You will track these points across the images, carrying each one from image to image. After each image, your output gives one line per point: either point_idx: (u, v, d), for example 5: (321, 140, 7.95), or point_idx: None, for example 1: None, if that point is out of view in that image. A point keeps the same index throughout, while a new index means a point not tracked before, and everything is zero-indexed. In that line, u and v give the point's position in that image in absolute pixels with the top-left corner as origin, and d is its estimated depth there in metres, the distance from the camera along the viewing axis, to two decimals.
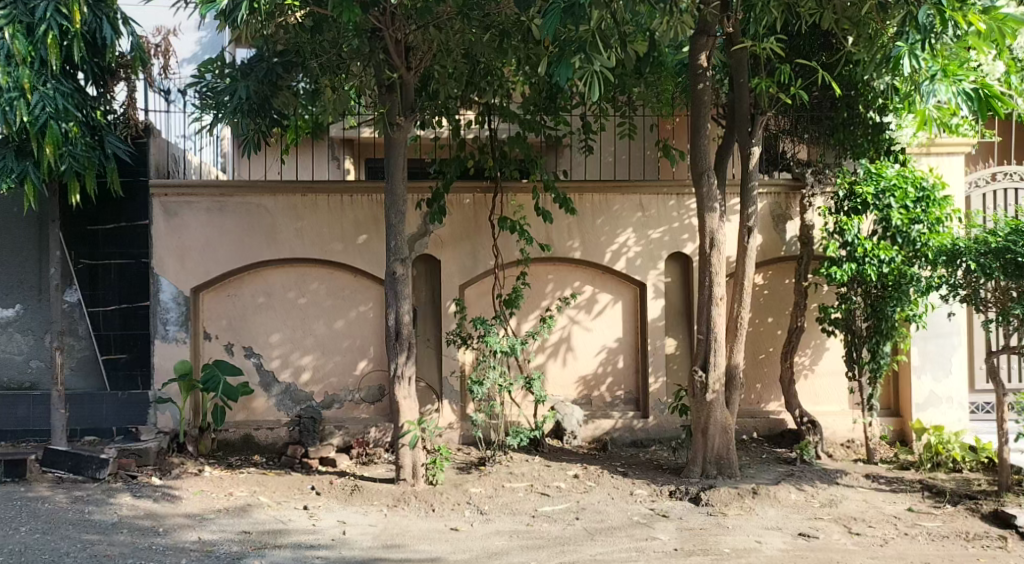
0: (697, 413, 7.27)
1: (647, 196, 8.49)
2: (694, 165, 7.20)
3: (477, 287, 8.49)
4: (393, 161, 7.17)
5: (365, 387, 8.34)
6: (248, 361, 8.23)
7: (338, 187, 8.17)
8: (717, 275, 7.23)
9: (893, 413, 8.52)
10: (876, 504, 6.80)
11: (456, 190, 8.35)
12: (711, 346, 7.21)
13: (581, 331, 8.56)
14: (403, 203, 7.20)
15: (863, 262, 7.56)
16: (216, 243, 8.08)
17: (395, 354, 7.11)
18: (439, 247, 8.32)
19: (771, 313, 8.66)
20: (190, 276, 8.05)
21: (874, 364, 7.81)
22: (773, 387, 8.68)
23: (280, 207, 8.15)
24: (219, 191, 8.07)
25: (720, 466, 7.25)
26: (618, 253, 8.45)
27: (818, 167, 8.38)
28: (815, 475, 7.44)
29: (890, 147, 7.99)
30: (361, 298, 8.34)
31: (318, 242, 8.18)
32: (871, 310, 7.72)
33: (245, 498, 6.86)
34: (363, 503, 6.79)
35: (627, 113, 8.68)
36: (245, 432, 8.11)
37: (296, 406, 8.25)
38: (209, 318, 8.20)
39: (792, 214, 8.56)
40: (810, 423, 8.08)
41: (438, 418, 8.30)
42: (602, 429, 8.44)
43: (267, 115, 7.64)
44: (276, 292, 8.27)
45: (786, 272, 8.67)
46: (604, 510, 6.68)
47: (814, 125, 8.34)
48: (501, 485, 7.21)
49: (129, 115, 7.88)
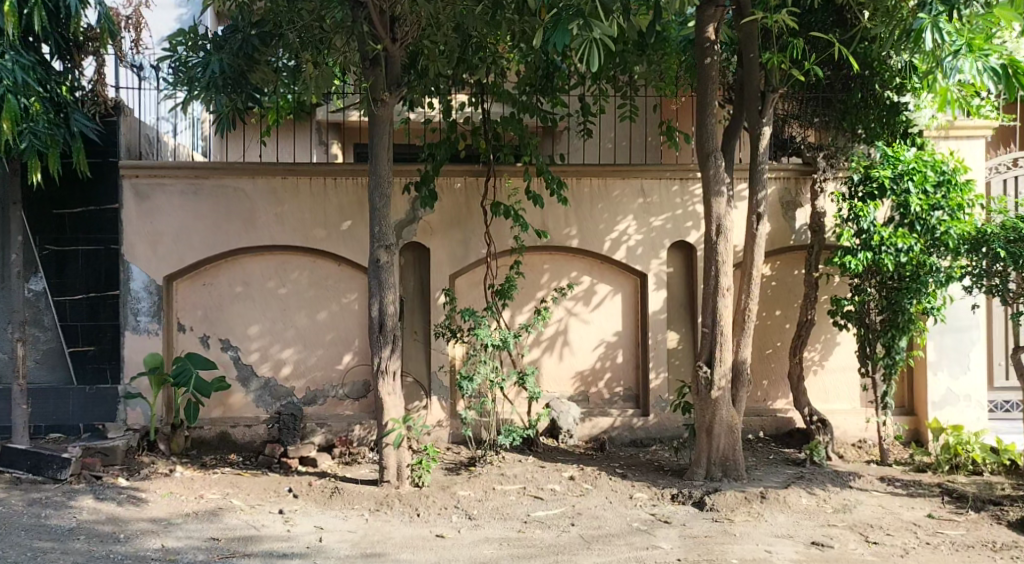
0: (701, 411, 6.82)
1: (649, 181, 8.02)
2: (700, 146, 6.75)
3: (468, 277, 8.03)
4: (377, 140, 6.68)
5: (350, 381, 7.87)
6: (224, 354, 7.76)
7: (321, 169, 7.70)
8: (724, 264, 6.76)
9: (907, 412, 8.07)
10: (893, 509, 6.34)
11: (445, 174, 7.87)
12: (717, 340, 6.75)
13: (578, 323, 8.09)
14: (387, 184, 6.71)
15: (879, 252, 7.09)
16: (191, 229, 7.60)
17: (379, 347, 6.63)
18: (428, 235, 7.85)
19: (779, 305, 8.19)
20: (163, 264, 7.56)
21: (889, 360, 7.36)
22: (781, 384, 8.21)
23: (259, 191, 7.68)
24: (194, 172, 7.58)
25: (726, 468, 6.79)
26: (617, 242, 7.98)
27: (831, 151, 7.90)
28: (826, 477, 6.98)
29: (907, 129, 7.59)
30: (345, 288, 7.87)
31: (299, 229, 7.71)
32: (887, 303, 7.24)
33: (217, 501, 6.39)
34: (342, 507, 6.33)
35: (628, 94, 8.22)
36: (221, 429, 7.65)
37: (275, 402, 7.78)
38: (183, 308, 7.73)
39: (802, 201, 8.10)
40: (819, 423, 7.65)
41: (427, 415, 7.84)
42: (599, 428, 7.99)
43: (244, 91, 7.13)
44: (255, 281, 7.80)
45: (796, 262, 8.21)
46: (601, 515, 6.22)
47: (825, 107, 7.86)
48: (492, 487, 6.75)
49: (97, 90, 7.35)
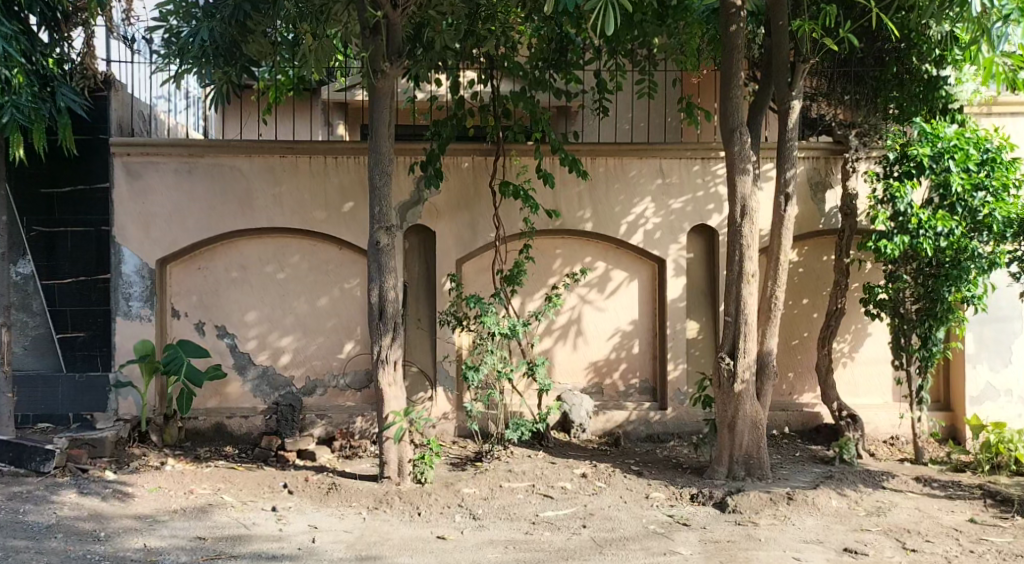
0: (722, 406, 6.37)
1: (668, 160, 7.55)
2: (724, 122, 6.29)
3: (476, 262, 7.63)
4: (377, 115, 6.26)
5: (352, 371, 7.50)
6: (220, 341, 7.39)
7: (321, 148, 7.30)
8: (748, 249, 6.29)
9: (943, 407, 7.58)
10: (931, 513, 5.88)
11: (452, 153, 7.45)
12: (740, 329, 6.29)
13: (592, 311, 7.66)
14: (388, 162, 6.30)
15: (917, 235, 6.60)
16: (185, 210, 7.24)
17: (380, 334, 6.24)
18: (434, 217, 7.44)
19: (806, 293, 7.71)
20: (156, 247, 7.21)
21: (925, 352, 6.88)
22: (807, 377, 7.75)
23: (256, 170, 7.30)
24: (188, 150, 7.20)
25: (750, 467, 6.35)
26: (634, 225, 7.53)
27: (863, 128, 7.44)
28: (857, 478, 6.52)
29: (947, 106, 7.12)
30: (346, 273, 7.48)
31: (297, 210, 7.32)
32: (924, 292, 6.78)
33: (207, 497, 6.00)
34: (339, 504, 5.94)
35: (647, 69, 7.83)
36: (216, 420, 7.28)
37: (274, 392, 7.41)
38: (177, 293, 7.38)
39: (832, 181, 7.62)
40: (849, 419, 7.26)
41: (432, 407, 7.44)
42: (614, 422, 7.56)
43: (237, 63, 6.76)
44: (252, 265, 7.42)
45: (825, 247, 7.73)
46: (615, 516, 5.80)
47: (853, 84, 7.40)
48: (499, 485, 6.34)
49: (87, 63, 6.97)
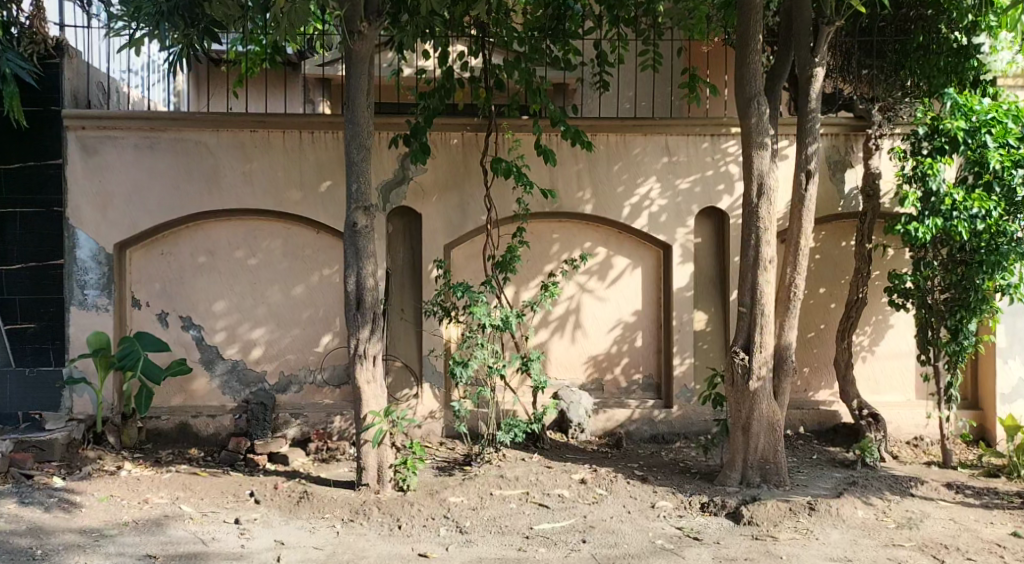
0: (736, 405, 5.77)
1: (674, 137, 6.94)
2: (740, 92, 5.68)
3: (466, 248, 7.02)
4: (355, 81, 5.61)
5: (330, 366, 6.87)
6: (186, 334, 6.77)
7: (296, 121, 6.66)
8: (767, 232, 5.67)
9: (972, 406, 6.99)
10: (968, 525, 5.31)
11: (440, 128, 6.82)
12: (756, 321, 5.69)
13: (592, 301, 7.05)
14: (367, 135, 5.67)
15: (950, 217, 6.02)
16: (146, 189, 6.60)
17: (357, 326, 5.62)
18: (420, 199, 6.81)
19: (824, 282, 7.11)
20: (114, 230, 6.58)
21: (955, 346, 6.28)
22: (824, 372, 7.15)
23: (224, 145, 6.66)
24: (149, 123, 6.56)
25: (765, 472, 5.76)
26: (638, 207, 6.91)
27: (887, 102, 6.85)
28: (883, 484, 5.94)
29: (978, 77, 6.52)
30: (324, 260, 6.86)
31: (270, 190, 6.68)
32: (954, 281, 6.19)
33: (164, 508, 5.39)
34: (311, 515, 5.33)
35: (652, 40, 7.11)
36: (180, 420, 6.66)
37: (245, 389, 6.79)
38: (139, 280, 6.75)
39: (853, 160, 6.99)
40: (871, 418, 6.64)
41: (417, 406, 6.83)
42: (615, 421, 6.96)
43: (199, 24, 6.03)
44: (221, 250, 6.80)
45: (845, 232, 7.13)
46: (619, 529, 5.20)
47: (872, 56, 6.92)
48: (488, 492, 5.73)
49: (36, 26, 6.29)
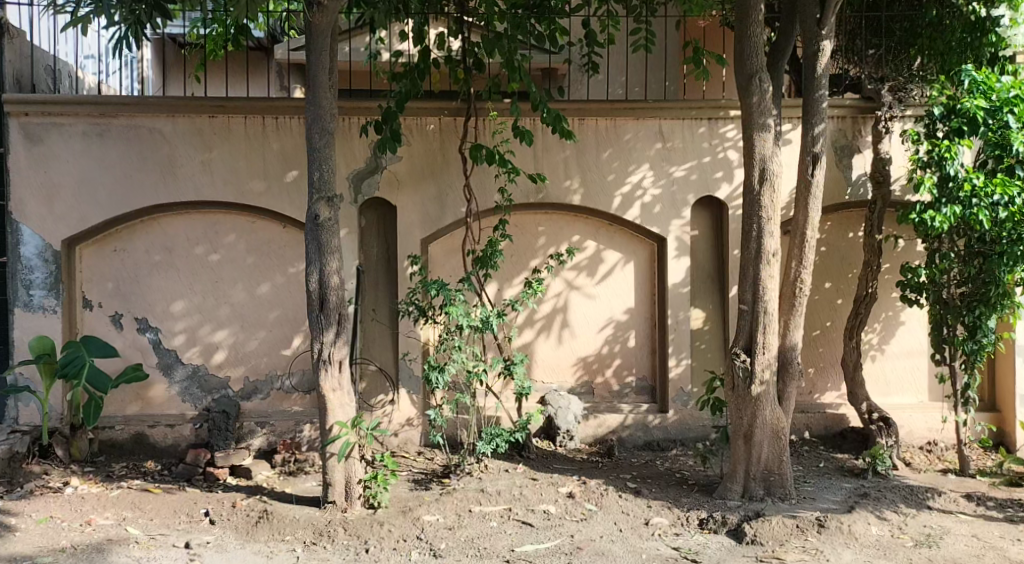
0: (737, 411, 5.28)
1: (669, 122, 6.43)
2: (739, 69, 5.18)
3: (444, 242, 6.51)
4: (316, 59, 5.08)
5: (298, 371, 6.36)
6: (141, 337, 6.26)
7: (258, 106, 6.14)
8: (769, 223, 5.18)
9: (989, 408, 6.51)
10: (994, 543, 4.82)
11: (415, 112, 6.31)
12: (758, 319, 5.20)
13: (580, 299, 6.56)
14: (331, 118, 5.16)
15: (969, 205, 5.53)
16: (96, 180, 6.08)
17: (320, 329, 5.10)
18: (394, 190, 6.30)
19: (829, 277, 6.63)
20: (61, 225, 6.06)
21: (973, 345, 5.80)
22: (831, 373, 6.67)
23: (180, 133, 6.14)
24: (99, 109, 6.04)
25: (769, 484, 5.28)
26: (630, 197, 6.41)
27: (897, 82, 6.36)
28: (897, 496, 5.45)
29: (996, 53, 6.05)
30: (291, 255, 6.34)
31: (231, 181, 6.17)
32: (972, 274, 5.72)
33: (108, 530, 4.89)
34: (269, 538, 4.83)
35: (645, 17, 6.56)
36: (136, 430, 6.15)
37: (206, 397, 6.29)
38: (90, 280, 6.23)
39: (861, 145, 6.49)
40: (880, 423, 6.21)
41: (393, 413, 6.34)
42: (607, 428, 6.48)
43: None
44: (179, 245, 6.28)
45: (854, 223, 6.63)
46: (609, 552, 4.71)
47: (880, 35, 6.45)
48: (467, 509, 5.23)
49: None
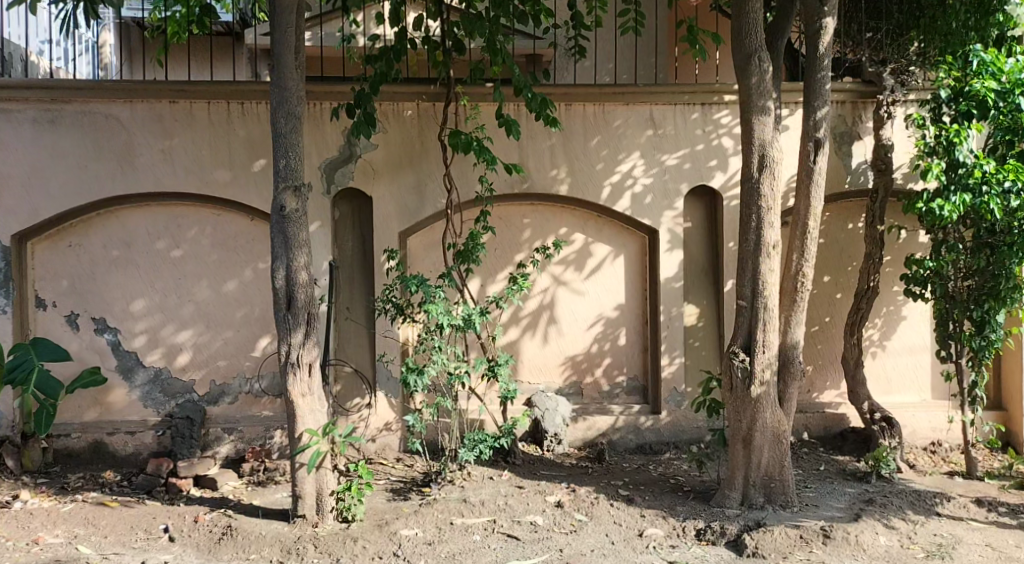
0: (736, 414, 4.95)
1: (660, 108, 6.09)
2: (736, 48, 4.84)
3: (424, 235, 6.15)
4: (281, 38, 4.69)
5: (267, 373, 5.97)
6: (99, 338, 5.86)
7: (222, 90, 5.74)
8: (770, 213, 4.84)
9: (995, 408, 6.24)
10: (1009, 553, 4.52)
11: (390, 97, 5.93)
12: (758, 316, 4.86)
13: (568, 294, 6.22)
14: (298, 101, 4.77)
15: (979, 193, 5.23)
16: (48, 170, 5.66)
17: (288, 330, 4.71)
18: (370, 179, 5.93)
19: (829, 270, 6.32)
20: (11, 219, 5.64)
21: (981, 341, 5.50)
22: (831, 371, 6.36)
23: (139, 119, 5.73)
24: (50, 94, 5.62)
25: (769, 491, 4.96)
26: (620, 186, 6.07)
27: (899, 64, 6.09)
28: (904, 501, 5.15)
29: (1002, 34, 5.69)
30: (260, 250, 5.95)
31: (194, 171, 5.77)
32: (980, 267, 5.43)
33: (57, 550, 4.50)
34: (232, 557, 4.46)
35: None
36: (93, 438, 5.76)
37: (169, 401, 5.90)
38: (44, 277, 5.81)
39: (861, 131, 6.17)
40: (883, 422, 5.87)
41: (370, 418, 5.97)
42: (597, 431, 6.14)
43: None
44: (139, 240, 5.88)
45: (854, 212, 6.32)
46: None
47: (879, 18, 6.14)
48: (448, 522, 4.87)
49: None
